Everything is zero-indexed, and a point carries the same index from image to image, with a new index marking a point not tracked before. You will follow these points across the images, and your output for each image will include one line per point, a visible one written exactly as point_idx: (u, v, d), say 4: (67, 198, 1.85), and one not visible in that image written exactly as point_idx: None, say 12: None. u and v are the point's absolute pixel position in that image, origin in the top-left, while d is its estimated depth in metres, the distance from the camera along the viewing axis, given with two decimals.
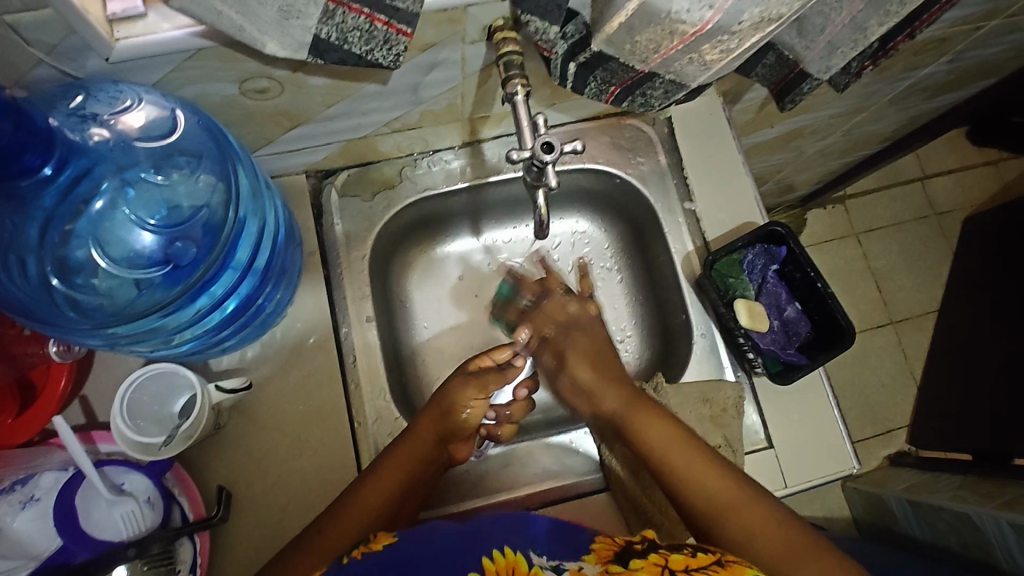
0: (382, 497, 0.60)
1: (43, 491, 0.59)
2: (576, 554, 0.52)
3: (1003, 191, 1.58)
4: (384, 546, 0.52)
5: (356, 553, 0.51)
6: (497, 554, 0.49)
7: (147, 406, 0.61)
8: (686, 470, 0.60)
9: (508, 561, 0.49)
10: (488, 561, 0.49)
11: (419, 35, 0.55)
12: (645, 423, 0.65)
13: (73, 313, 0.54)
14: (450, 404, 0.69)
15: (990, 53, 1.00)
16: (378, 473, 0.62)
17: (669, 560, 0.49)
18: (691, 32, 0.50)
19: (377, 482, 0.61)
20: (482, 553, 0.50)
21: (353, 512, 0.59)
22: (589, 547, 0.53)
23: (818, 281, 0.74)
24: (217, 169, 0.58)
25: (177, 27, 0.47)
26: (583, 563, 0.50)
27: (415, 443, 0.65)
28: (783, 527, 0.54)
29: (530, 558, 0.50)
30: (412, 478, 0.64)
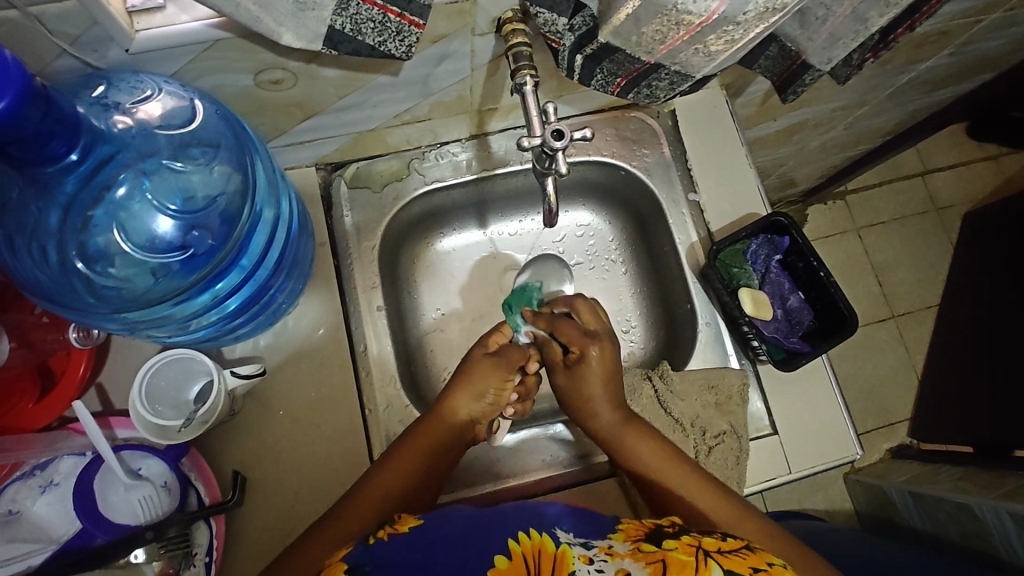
0: (395, 483, 0.62)
1: (62, 476, 0.61)
2: (601, 533, 0.55)
3: (1003, 185, 1.59)
4: (409, 527, 0.54)
5: (381, 534, 0.53)
6: (523, 536, 0.51)
7: (166, 392, 0.62)
8: (679, 490, 0.63)
9: (536, 542, 0.50)
10: (515, 543, 0.50)
11: (430, 28, 0.56)
12: (632, 443, 0.67)
13: (92, 298, 0.56)
14: (470, 391, 0.68)
15: (989, 47, 1.01)
16: (395, 457, 0.64)
17: (701, 542, 0.51)
18: (697, 22, 0.51)
19: (394, 466, 0.63)
20: (507, 535, 0.51)
21: (375, 490, 0.61)
22: (616, 528, 0.56)
23: (821, 270, 0.76)
24: (234, 159, 0.59)
25: (195, 19, 0.48)
26: (612, 541, 0.52)
27: (431, 429, 0.66)
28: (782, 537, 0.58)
29: (557, 536, 0.52)
30: (430, 466, 0.65)
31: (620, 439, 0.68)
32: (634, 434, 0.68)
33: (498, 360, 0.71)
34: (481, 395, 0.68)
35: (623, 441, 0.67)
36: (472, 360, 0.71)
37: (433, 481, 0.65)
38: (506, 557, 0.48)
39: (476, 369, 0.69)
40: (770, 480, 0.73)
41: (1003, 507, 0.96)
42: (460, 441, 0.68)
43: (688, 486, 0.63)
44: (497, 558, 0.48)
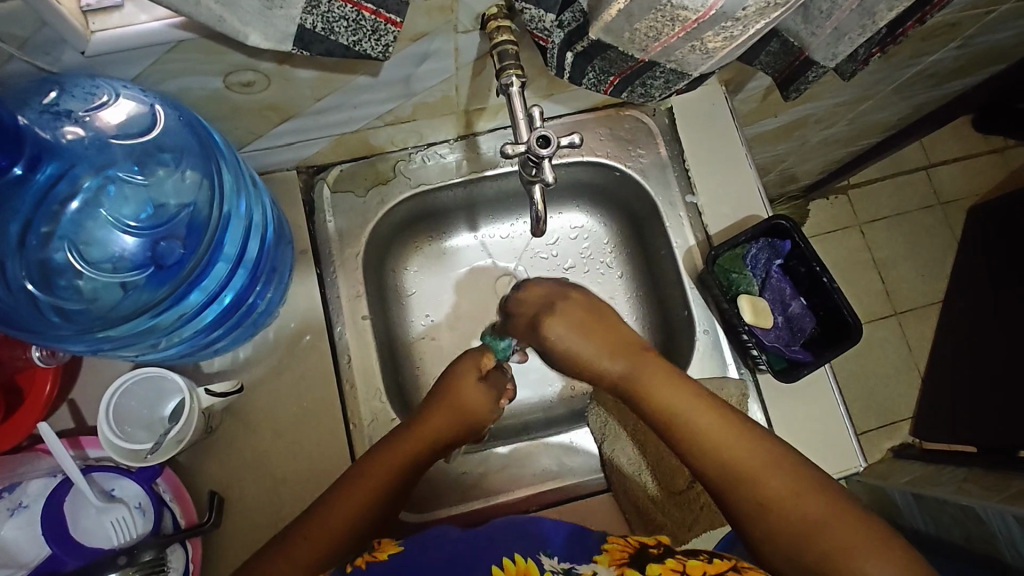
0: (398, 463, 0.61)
1: (31, 498, 0.58)
2: (586, 556, 0.52)
3: (1009, 178, 1.55)
4: (389, 556, 0.51)
5: (361, 562, 0.51)
6: (506, 562, 0.50)
7: (136, 411, 0.59)
8: (703, 436, 0.56)
9: (519, 568, 0.49)
10: (498, 568, 0.49)
11: (410, 26, 0.53)
12: (658, 388, 0.60)
13: (58, 318, 0.53)
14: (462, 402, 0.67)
15: (1000, 38, 0.97)
16: (393, 445, 0.62)
17: (685, 567, 0.48)
18: (693, 18, 0.48)
19: (380, 462, 0.60)
20: (491, 561, 0.50)
21: (341, 507, 0.57)
22: (601, 547, 0.53)
23: (823, 275, 0.72)
24: (200, 166, 0.57)
25: (155, 19, 0.45)
26: (596, 565, 0.50)
27: (434, 420, 0.64)
28: (847, 512, 0.51)
29: (542, 563, 0.50)
30: (418, 461, 0.63)
31: (639, 386, 0.61)
32: (658, 379, 0.61)
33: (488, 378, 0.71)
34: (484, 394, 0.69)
35: (646, 384, 0.61)
36: (459, 376, 0.68)
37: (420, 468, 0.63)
38: None
39: (456, 378, 0.68)
40: None
41: (1008, 511, 0.94)
42: (456, 439, 0.67)
43: (714, 431, 0.56)
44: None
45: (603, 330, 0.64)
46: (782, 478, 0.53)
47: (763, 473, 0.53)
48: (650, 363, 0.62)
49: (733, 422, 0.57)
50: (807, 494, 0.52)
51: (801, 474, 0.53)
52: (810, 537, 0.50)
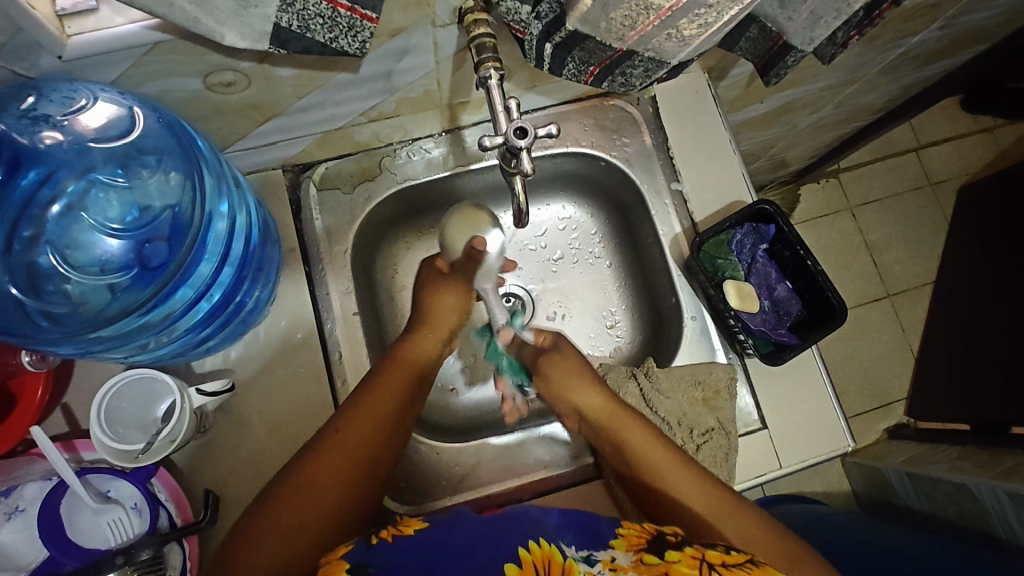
0: (372, 420, 0.60)
1: (27, 501, 0.58)
2: (602, 541, 0.52)
3: (998, 158, 1.56)
4: (413, 530, 0.53)
5: (384, 535, 0.52)
6: (533, 546, 0.49)
7: (130, 412, 0.60)
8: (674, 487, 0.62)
9: (545, 553, 0.48)
10: (525, 552, 0.48)
11: (387, 21, 0.53)
12: (627, 434, 0.66)
13: (45, 322, 0.53)
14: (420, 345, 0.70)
15: (982, 18, 0.97)
16: (376, 388, 0.63)
17: (706, 555, 0.49)
18: (667, 6, 0.49)
19: (352, 421, 0.59)
20: (517, 544, 0.50)
21: (320, 472, 0.56)
22: (617, 534, 0.53)
23: (808, 259, 0.73)
24: (182, 168, 0.57)
25: (131, 21, 0.45)
26: (615, 553, 0.49)
27: (389, 380, 0.64)
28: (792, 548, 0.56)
29: (564, 550, 0.49)
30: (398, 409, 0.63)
31: (611, 428, 0.67)
32: (628, 425, 0.67)
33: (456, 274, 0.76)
34: (452, 320, 0.75)
35: (621, 435, 0.67)
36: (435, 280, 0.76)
37: (402, 424, 0.63)
38: (516, 564, 0.46)
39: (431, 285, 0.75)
40: (759, 475, 0.71)
41: (1001, 487, 0.95)
42: (422, 387, 0.68)
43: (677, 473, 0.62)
44: (509, 564, 0.46)
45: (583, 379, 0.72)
46: (735, 523, 0.58)
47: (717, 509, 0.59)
48: (623, 413, 0.68)
49: (686, 468, 0.63)
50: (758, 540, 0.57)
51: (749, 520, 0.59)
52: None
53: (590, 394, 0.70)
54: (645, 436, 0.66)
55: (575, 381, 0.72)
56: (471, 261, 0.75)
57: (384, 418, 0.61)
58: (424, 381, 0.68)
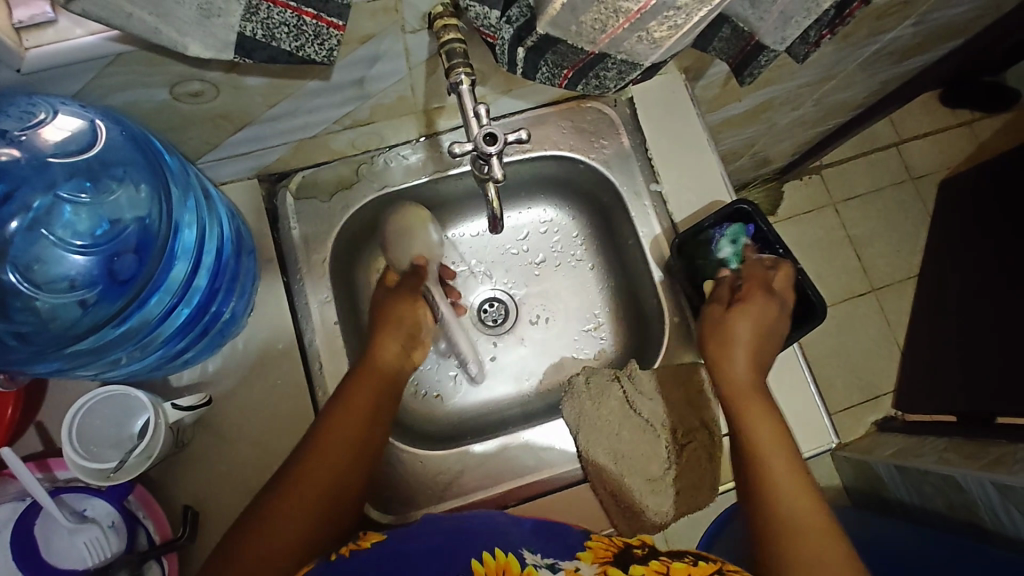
0: (341, 430, 0.59)
1: (0, 523, 0.57)
2: (570, 552, 0.52)
3: (977, 151, 1.57)
4: (371, 543, 0.52)
5: (344, 549, 0.51)
6: (488, 557, 0.48)
7: (104, 429, 0.58)
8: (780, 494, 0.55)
9: (501, 562, 0.48)
10: (477, 564, 0.48)
11: (356, 28, 0.53)
12: (753, 424, 0.61)
13: (15, 340, 0.53)
14: (387, 349, 0.67)
15: (955, 13, 0.98)
16: (347, 397, 0.62)
17: (669, 568, 0.49)
18: (635, 8, 0.49)
19: (327, 434, 0.59)
20: (470, 556, 0.49)
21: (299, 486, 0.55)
22: (584, 546, 0.53)
23: (787, 258, 0.74)
24: (147, 178, 0.56)
25: (90, 33, 0.44)
26: (579, 563, 0.49)
27: (361, 387, 0.63)
28: None
29: (524, 558, 0.49)
30: (371, 418, 0.62)
31: (737, 412, 0.63)
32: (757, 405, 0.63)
33: (400, 286, 0.74)
34: (402, 330, 0.70)
35: (739, 412, 0.63)
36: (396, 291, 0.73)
37: (377, 433, 0.62)
38: None
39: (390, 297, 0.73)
40: None
41: (987, 478, 0.95)
42: (398, 388, 0.67)
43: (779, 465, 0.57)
44: None
45: (746, 349, 0.66)
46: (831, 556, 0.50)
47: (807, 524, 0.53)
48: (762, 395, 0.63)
49: (805, 485, 0.56)
50: None
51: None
52: None
53: (733, 359, 0.65)
54: (780, 442, 0.59)
55: (741, 345, 0.66)
56: (413, 275, 0.76)
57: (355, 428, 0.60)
58: (395, 390, 0.66)
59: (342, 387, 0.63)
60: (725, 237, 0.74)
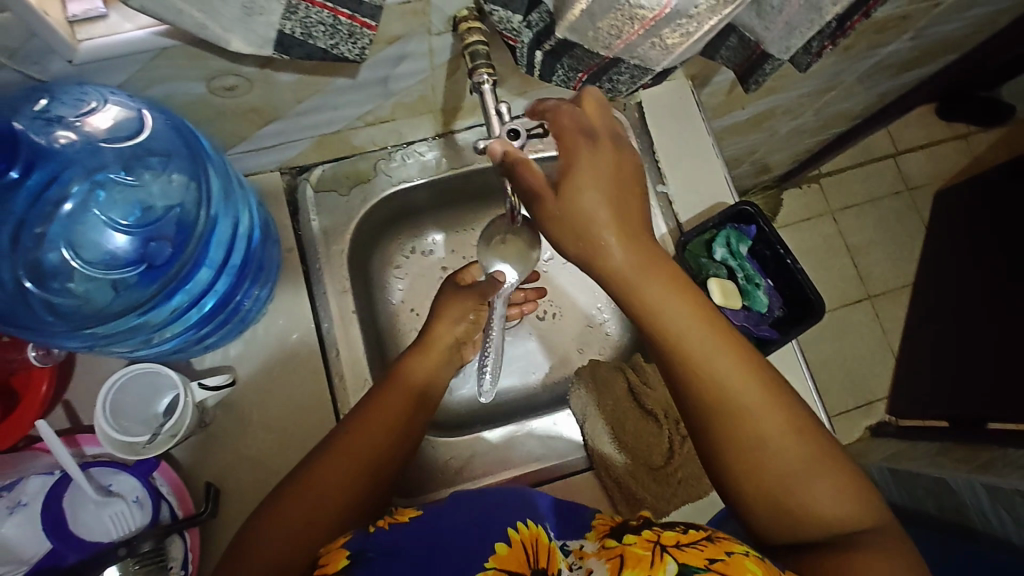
0: (372, 428, 0.61)
1: (30, 496, 0.60)
2: (577, 532, 0.55)
3: (972, 163, 1.62)
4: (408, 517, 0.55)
5: (381, 524, 0.53)
6: (520, 526, 0.52)
7: (132, 407, 0.61)
8: (719, 377, 0.53)
9: (531, 532, 0.52)
10: (513, 531, 0.51)
11: (385, 30, 0.56)
12: (656, 302, 0.54)
13: (50, 316, 0.55)
14: (422, 360, 0.70)
15: (951, 29, 1.02)
16: (378, 399, 0.64)
17: (660, 537, 0.49)
18: (651, 16, 0.52)
19: (360, 427, 0.61)
20: (505, 524, 0.52)
21: (330, 470, 0.58)
22: (590, 525, 0.56)
23: (788, 258, 0.77)
24: (187, 168, 0.59)
25: (140, 28, 0.47)
26: (585, 541, 0.53)
27: (396, 389, 0.65)
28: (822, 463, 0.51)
29: (549, 532, 0.53)
30: (401, 421, 0.64)
31: (633, 288, 0.54)
32: (651, 284, 0.54)
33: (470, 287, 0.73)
34: (459, 327, 0.73)
35: (631, 294, 0.54)
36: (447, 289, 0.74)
37: (407, 436, 0.64)
38: (505, 544, 0.49)
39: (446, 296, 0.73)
40: None
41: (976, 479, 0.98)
42: (431, 398, 0.69)
43: (693, 337, 0.54)
44: (497, 545, 0.49)
45: (611, 206, 0.52)
46: (771, 419, 0.52)
47: (748, 402, 0.52)
48: (648, 264, 0.54)
49: (728, 342, 0.54)
50: (795, 440, 0.52)
51: (794, 423, 0.52)
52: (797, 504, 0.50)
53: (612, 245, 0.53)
54: (680, 302, 0.54)
55: (599, 215, 0.51)
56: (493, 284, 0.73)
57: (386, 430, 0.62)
58: (427, 399, 0.68)
59: (376, 389, 0.66)
60: (718, 239, 0.77)
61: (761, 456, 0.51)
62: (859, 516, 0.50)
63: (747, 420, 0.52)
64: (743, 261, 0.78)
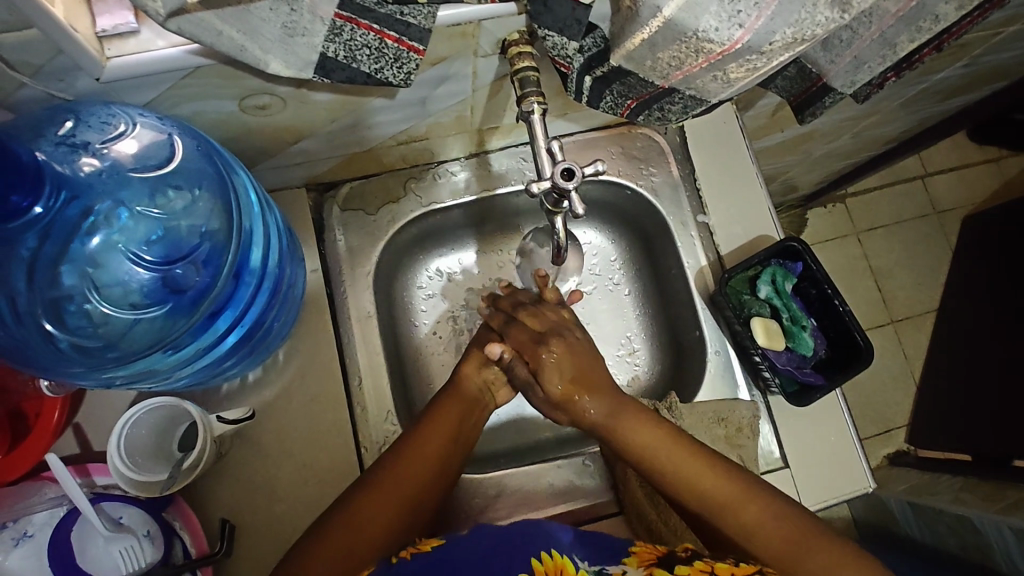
0: (428, 453, 0.60)
1: (36, 527, 0.57)
2: (612, 558, 0.54)
3: (1003, 188, 1.57)
4: (430, 547, 0.54)
5: (405, 554, 0.53)
6: (545, 557, 0.51)
7: (146, 440, 0.58)
8: (647, 445, 0.59)
9: (557, 562, 0.51)
10: (537, 563, 0.50)
11: (430, 51, 0.52)
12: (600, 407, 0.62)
13: (70, 352, 0.52)
14: (476, 378, 0.67)
15: (1003, 58, 0.97)
16: (437, 420, 0.62)
17: (713, 568, 0.52)
18: (718, 50, 0.48)
19: (394, 475, 0.57)
20: (529, 554, 0.52)
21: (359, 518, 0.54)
22: (628, 550, 0.55)
23: (835, 299, 0.73)
24: (217, 191, 0.55)
25: (173, 46, 0.44)
26: (626, 567, 0.52)
27: (436, 427, 0.61)
28: (796, 525, 0.53)
29: (576, 561, 0.52)
30: (456, 446, 0.62)
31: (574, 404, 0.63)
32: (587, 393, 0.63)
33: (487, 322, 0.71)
34: (489, 370, 0.68)
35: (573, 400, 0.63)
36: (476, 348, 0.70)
37: (456, 457, 0.62)
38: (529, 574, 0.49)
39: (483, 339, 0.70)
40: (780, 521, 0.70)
41: (1006, 524, 0.94)
42: (477, 421, 0.66)
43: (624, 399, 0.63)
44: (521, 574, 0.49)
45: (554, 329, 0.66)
46: (720, 487, 0.56)
47: (703, 471, 0.57)
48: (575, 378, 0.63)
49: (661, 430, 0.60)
50: (751, 504, 0.55)
51: (746, 486, 0.56)
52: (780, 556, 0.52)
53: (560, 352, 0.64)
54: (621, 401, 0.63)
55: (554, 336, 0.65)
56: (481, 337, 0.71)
57: (440, 457, 0.60)
58: (483, 408, 0.67)
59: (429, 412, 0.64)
60: (762, 277, 0.74)
61: (733, 519, 0.55)
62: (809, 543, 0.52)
63: (707, 491, 0.56)
64: (789, 300, 0.74)
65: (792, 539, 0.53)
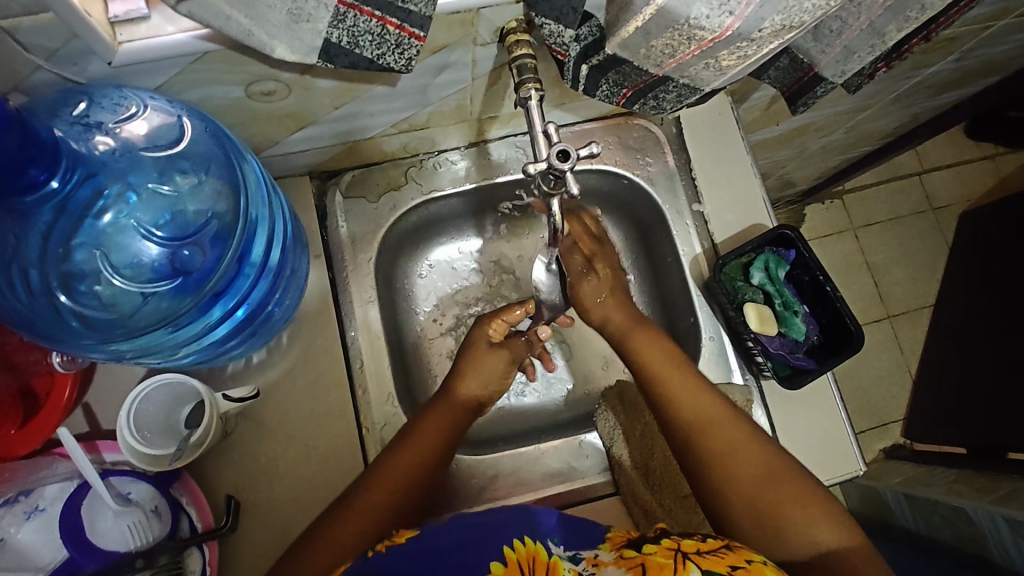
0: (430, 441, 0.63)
1: (47, 501, 0.57)
2: (590, 543, 0.54)
3: (1000, 184, 1.58)
4: (406, 538, 0.53)
5: (380, 546, 0.53)
6: (517, 544, 0.51)
7: (153, 417, 0.60)
8: (670, 393, 0.65)
9: (529, 549, 0.50)
10: (509, 551, 0.50)
11: (431, 39, 0.54)
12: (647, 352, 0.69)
13: (78, 325, 0.54)
14: (475, 378, 0.70)
15: (995, 52, 0.99)
16: (436, 413, 0.66)
17: (680, 545, 0.49)
18: (710, 38, 0.49)
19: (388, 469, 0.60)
20: (502, 543, 0.51)
21: (349, 520, 0.57)
22: (605, 537, 0.55)
23: (827, 284, 0.74)
24: (224, 175, 0.57)
25: (182, 31, 0.45)
26: (598, 551, 0.52)
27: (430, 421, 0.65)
28: (787, 474, 0.58)
29: (549, 547, 0.51)
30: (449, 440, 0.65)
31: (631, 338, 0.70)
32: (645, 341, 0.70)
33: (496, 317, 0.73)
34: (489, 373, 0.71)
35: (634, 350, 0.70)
36: (474, 347, 0.71)
37: (451, 445, 0.65)
38: (501, 563, 0.48)
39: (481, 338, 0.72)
40: None
41: (998, 514, 0.95)
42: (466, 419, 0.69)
43: (650, 355, 0.68)
44: (494, 564, 0.48)
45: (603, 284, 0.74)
46: (733, 439, 0.61)
47: (721, 427, 0.62)
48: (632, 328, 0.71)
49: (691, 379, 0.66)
50: (756, 456, 0.59)
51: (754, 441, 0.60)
52: (772, 506, 0.56)
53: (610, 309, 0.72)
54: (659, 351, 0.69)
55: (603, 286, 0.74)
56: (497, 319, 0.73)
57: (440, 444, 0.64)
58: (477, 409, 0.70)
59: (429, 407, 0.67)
60: (755, 263, 0.76)
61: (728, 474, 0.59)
62: (804, 512, 0.55)
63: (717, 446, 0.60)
64: (783, 286, 0.75)
65: (782, 493, 0.56)
